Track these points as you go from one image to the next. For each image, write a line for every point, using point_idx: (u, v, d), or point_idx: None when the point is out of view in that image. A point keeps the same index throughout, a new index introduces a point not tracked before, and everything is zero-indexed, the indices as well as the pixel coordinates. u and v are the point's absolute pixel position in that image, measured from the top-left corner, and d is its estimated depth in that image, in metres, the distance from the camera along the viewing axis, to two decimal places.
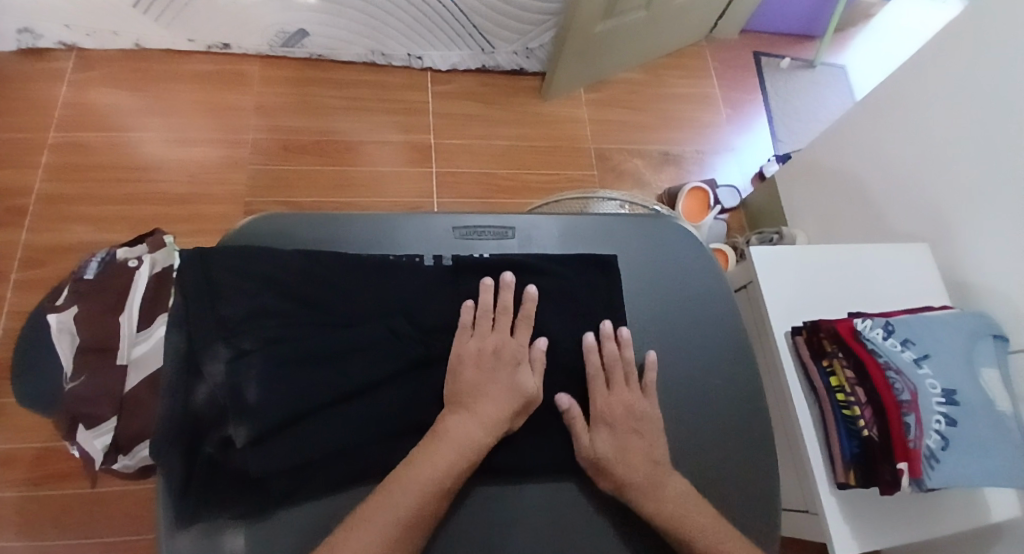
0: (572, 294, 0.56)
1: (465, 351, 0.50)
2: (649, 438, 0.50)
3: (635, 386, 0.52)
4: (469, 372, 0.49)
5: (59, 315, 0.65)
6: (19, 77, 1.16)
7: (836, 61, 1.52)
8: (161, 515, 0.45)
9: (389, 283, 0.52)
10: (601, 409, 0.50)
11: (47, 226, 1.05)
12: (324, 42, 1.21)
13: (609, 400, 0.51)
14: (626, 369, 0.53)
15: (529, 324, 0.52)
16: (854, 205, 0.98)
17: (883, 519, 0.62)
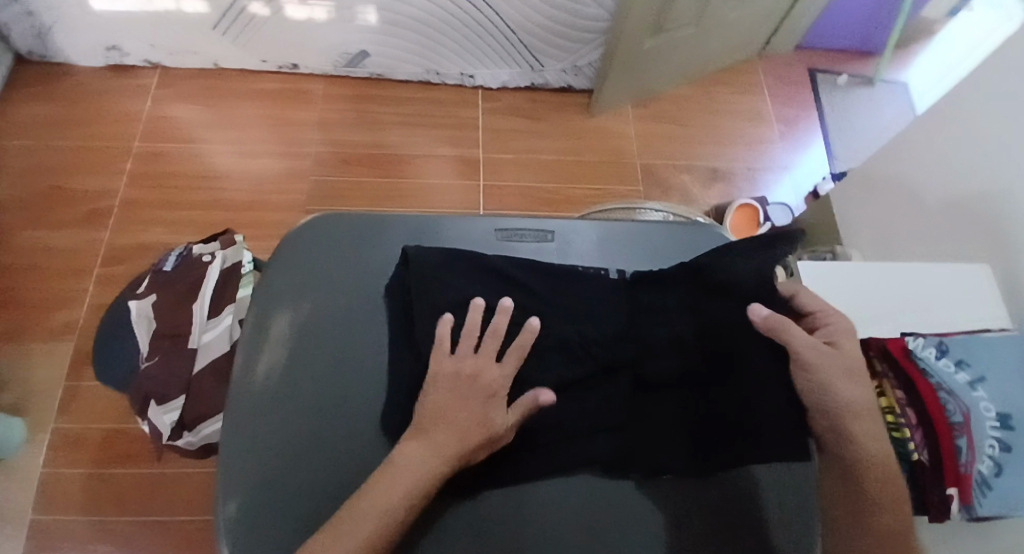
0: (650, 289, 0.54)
1: (439, 371, 0.47)
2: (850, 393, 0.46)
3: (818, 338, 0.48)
4: (438, 394, 0.46)
5: (140, 303, 0.73)
6: (108, 91, 1.29)
7: (897, 78, 1.47)
8: (218, 475, 0.46)
9: (429, 272, 0.51)
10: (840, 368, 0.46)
11: (127, 227, 1.15)
12: (383, 61, 1.28)
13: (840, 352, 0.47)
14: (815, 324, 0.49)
15: (521, 352, 0.48)
16: (913, 223, 0.94)
17: None
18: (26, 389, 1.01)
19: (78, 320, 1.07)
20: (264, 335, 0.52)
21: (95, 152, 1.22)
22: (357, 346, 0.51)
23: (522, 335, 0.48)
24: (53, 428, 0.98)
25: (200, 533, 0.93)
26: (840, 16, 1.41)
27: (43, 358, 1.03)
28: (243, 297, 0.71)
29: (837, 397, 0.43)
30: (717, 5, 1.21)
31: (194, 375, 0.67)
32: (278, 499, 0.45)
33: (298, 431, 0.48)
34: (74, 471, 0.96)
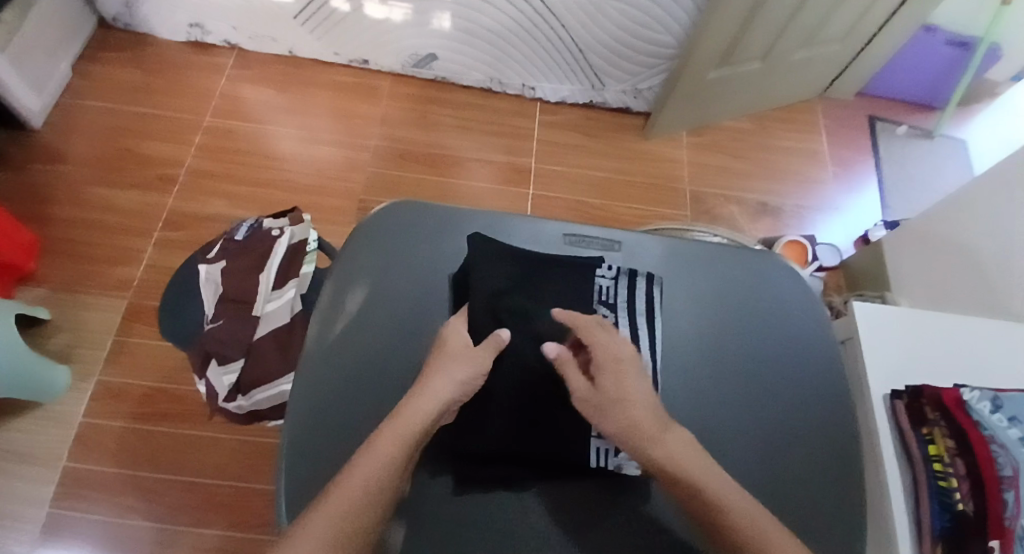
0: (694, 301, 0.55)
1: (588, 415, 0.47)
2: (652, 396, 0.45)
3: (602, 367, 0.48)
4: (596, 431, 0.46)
5: (209, 268, 0.76)
6: (186, 66, 1.34)
7: (956, 134, 1.46)
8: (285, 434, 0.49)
9: (492, 261, 0.55)
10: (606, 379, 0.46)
11: (190, 196, 1.19)
12: (450, 65, 1.32)
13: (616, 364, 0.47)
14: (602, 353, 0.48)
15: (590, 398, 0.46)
16: (966, 277, 0.93)
17: None
18: (76, 338, 1.05)
19: (133, 278, 1.11)
20: (339, 310, 0.55)
21: (168, 122, 1.27)
22: (421, 330, 0.55)
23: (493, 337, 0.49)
24: (97, 379, 1.02)
25: (227, 499, 0.95)
26: (905, 67, 1.41)
27: (95, 311, 1.07)
28: (307, 272, 0.73)
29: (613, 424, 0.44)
30: (786, 44, 1.22)
31: (254, 340, 0.70)
32: (333, 458, 0.48)
33: (361, 399, 0.51)
34: (112, 424, 0.99)
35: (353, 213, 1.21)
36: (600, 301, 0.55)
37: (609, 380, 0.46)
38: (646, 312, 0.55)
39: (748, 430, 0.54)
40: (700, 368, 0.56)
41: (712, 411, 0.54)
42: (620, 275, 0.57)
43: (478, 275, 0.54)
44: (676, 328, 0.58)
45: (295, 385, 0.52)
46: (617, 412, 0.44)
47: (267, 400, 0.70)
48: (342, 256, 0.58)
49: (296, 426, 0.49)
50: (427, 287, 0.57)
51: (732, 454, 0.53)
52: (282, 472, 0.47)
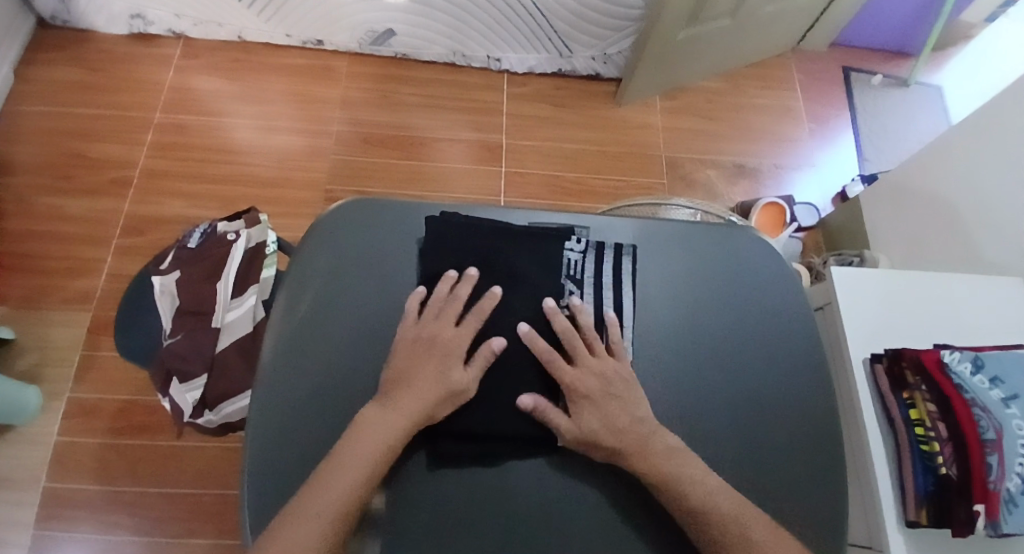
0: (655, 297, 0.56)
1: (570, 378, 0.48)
2: (626, 400, 0.48)
3: (600, 352, 0.50)
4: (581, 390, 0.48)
5: (163, 279, 0.72)
6: (130, 58, 1.27)
7: (931, 81, 1.44)
8: (246, 447, 0.47)
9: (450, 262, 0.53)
10: (572, 381, 0.48)
11: (147, 198, 1.14)
12: (409, 41, 1.26)
13: (579, 373, 0.49)
14: (588, 339, 0.51)
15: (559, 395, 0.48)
16: (946, 230, 0.92)
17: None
18: (43, 356, 1.01)
19: (95, 289, 1.07)
20: (295, 313, 0.52)
21: (116, 121, 1.21)
22: (382, 332, 0.52)
23: (484, 300, 0.51)
24: (68, 397, 0.99)
25: (214, 506, 0.94)
26: (878, 13, 1.37)
27: (60, 326, 1.04)
28: (267, 277, 0.71)
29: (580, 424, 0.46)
30: None
31: (217, 353, 0.67)
32: (298, 479, 0.46)
33: (324, 412, 0.49)
34: (88, 441, 0.96)
35: (320, 204, 1.16)
36: (566, 276, 0.54)
37: (598, 380, 0.48)
38: (613, 289, 0.55)
39: (726, 412, 0.52)
40: (675, 351, 0.54)
41: (690, 394, 0.53)
42: (589, 249, 0.56)
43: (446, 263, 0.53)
44: (648, 312, 0.56)
45: (252, 404, 0.49)
46: (613, 411, 0.47)
47: (237, 412, 0.68)
48: (296, 260, 0.55)
49: (256, 447, 0.47)
50: (385, 287, 0.54)
51: (712, 438, 0.51)
52: (245, 498, 0.45)
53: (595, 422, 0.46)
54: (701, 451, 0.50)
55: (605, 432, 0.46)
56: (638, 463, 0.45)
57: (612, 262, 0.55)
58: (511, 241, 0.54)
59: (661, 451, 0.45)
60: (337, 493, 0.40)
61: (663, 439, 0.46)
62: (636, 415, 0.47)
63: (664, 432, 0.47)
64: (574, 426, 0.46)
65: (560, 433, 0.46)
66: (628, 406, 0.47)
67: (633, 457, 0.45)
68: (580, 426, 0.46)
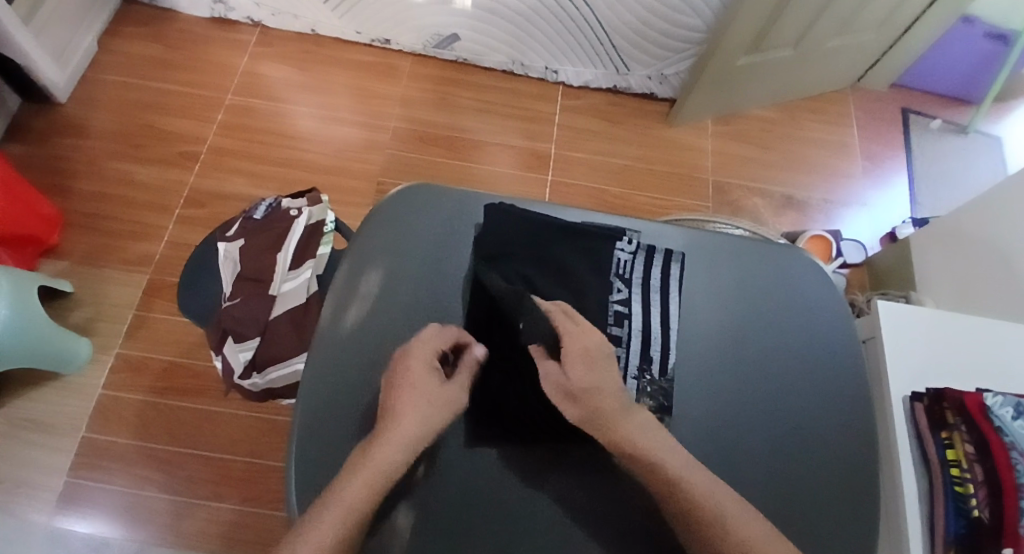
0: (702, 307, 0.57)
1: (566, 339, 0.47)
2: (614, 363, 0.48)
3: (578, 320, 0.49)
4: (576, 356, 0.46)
5: (228, 245, 0.76)
6: (209, 41, 1.35)
7: (992, 130, 1.41)
8: (298, 405, 0.51)
9: (504, 250, 0.55)
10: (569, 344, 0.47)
11: (211, 173, 1.20)
12: (472, 47, 1.31)
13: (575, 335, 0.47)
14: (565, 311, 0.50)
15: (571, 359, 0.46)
16: (996, 279, 0.90)
17: None
18: (98, 311, 1.07)
19: (154, 254, 1.12)
20: (353, 286, 0.56)
21: (190, 98, 1.28)
22: (433, 312, 0.55)
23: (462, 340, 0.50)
24: (117, 352, 1.04)
25: (242, 472, 0.97)
26: (943, 58, 1.36)
27: (117, 284, 1.09)
28: (323, 254, 0.75)
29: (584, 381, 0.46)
30: (820, 31, 1.18)
31: (270, 320, 0.70)
32: (343, 447, 0.49)
33: (372, 387, 0.52)
34: (132, 395, 1.01)
35: (372, 195, 1.21)
36: (615, 275, 0.56)
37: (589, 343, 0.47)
38: (660, 291, 0.56)
39: (763, 427, 0.53)
40: (717, 361, 0.55)
41: (728, 405, 0.54)
42: (639, 250, 0.57)
43: (501, 250, 0.55)
44: (693, 319, 0.57)
45: (305, 374, 0.52)
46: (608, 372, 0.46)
47: (282, 379, 0.72)
48: (357, 241, 0.58)
49: (307, 414, 0.50)
50: (438, 273, 0.57)
51: (748, 451, 0.52)
52: (292, 461, 0.48)
53: (586, 380, 0.45)
54: (735, 462, 0.51)
55: (599, 389, 0.45)
56: (613, 431, 0.43)
57: (661, 267, 0.56)
58: (565, 237, 0.56)
59: (634, 424, 0.44)
60: (368, 480, 0.39)
61: (634, 412, 0.45)
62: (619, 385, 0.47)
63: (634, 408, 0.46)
64: (562, 375, 0.46)
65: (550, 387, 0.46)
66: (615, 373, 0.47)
67: (608, 426, 0.44)
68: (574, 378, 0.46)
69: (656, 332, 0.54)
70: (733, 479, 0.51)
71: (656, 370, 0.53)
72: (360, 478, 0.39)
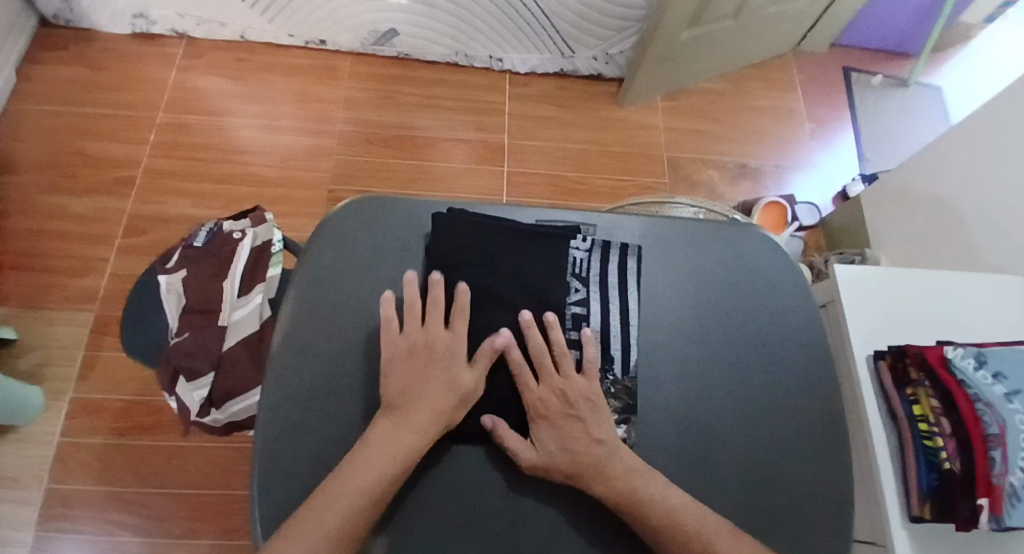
0: (657, 296, 0.57)
1: (535, 400, 0.49)
2: (592, 423, 0.48)
3: (568, 372, 0.50)
4: (543, 430, 0.47)
5: (170, 278, 0.74)
6: (134, 58, 1.27)
7: (931, 81, 1.44)
8: (255, 437, 0.48)
9: (458, 260, 0.53)
10: (534, 403, 0.49)
11: (151, 198, 1.14)
12: (412, 42, 1.27)
13: (541, 394, 0.49)
14: (558, 358, 0.51)
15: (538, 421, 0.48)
16: (946, 230, 0.93)
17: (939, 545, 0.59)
18: (48, 354, 1.01)
19: (100, 289, 1.07)
20: (304, 308, 0.53)
21: (120, 120, 1.21)
22: (387, 329, 0.53)
23: (456, 295, 0.51)
24: (74, 396, 0.99)
25: (217, 508, 0.94)
26: (880, 14, 1.38)
27: (64, 324, 1.04)
28: (273, 276, 0.74)
29: (545, 452, 0.46)
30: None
31: (223, 351, 0.69)
32: (309, 487, 0.47)
33: (332, 417, 0.49)
34: (93, 438, 0.96)
35: (323, 204, 1.17)
36: (572, 275, 0.55)
37: (560, 400, 0.49)
38: (618, 288, 0.55)
39: (733, 412, 0.52)
40: (682, 349, 0.55)
41: (697, 391, 0.53)
42: (594, 247, 0.56)
43: (449, 260, 0.53)
44: (654, 309, 0.56)
45: (260, 414, 0.49)
46: (574, 436, 0.47)
47: (243, 410, 0.71)
48: (302, 262, 0.55)
49: (266, 455, 0.47)
50: (390, 291, 0.55)
51: (719, 436, 0.51)
52: (257, 509, 0.46)
53: (551, 444, 0.46)
54: (712, 449, 0.51)
55: (566, 454, 0.46)
56: (598, 488, 0.44)
57: (618, 258, 0.56)
58: (517, 240, 0.54)
59: (622, 472, 0.45)
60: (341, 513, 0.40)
61: (624, 461, 0.46)
62: (594, 437, 0.47)
63: (625, 453, 0.46)
64: (532, 451, 0.46)
65: (518, 458, 0.46)
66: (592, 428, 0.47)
67: (589, 484, 0.45)
68: (540, 450, 0.46)
69: (616, 332, 0.53)
70: (706, 466, 0.50)
71: (618, 370, 0.52)
72: (337, 500, 0.41)
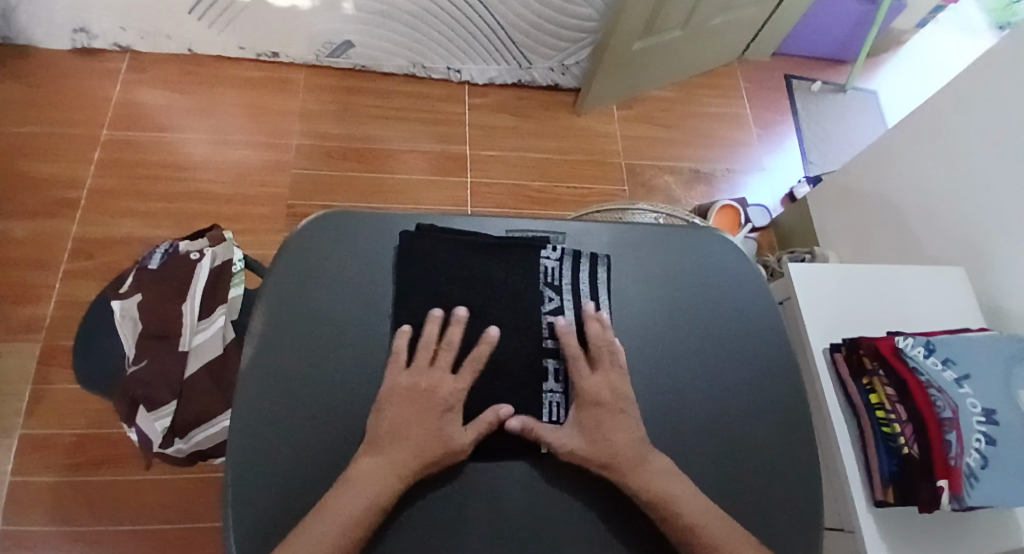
0: (628, 300, 0.58)
1: (584, 385, 0.50)
2: (634, 418, 0.49)
3: (621, 368, 0.51)
4: (586, 420, 0.49)
5: (123, 302, 0.71)
6: (73, 73, 1.21)
7: (866, 86, 1.54)
8: (228, 457, 0.47)
9: (430, 268, 0.54)
10: (585, 391, 0.50)
11: (98, 219, 1.09)
12: (368, 54, 1.26)
13: (592, 382, 0.50)
14: (611, 351, 0.52)
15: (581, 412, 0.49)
16: (889, 228, 0.99)
17: (904, 530, 0.64)
18: None
19: (44, 317, 1.01)
20: (274, 322, 0.53)
21: (61, 138, 1.15)
22: (360, 341, 0.53)
23: (451, 327, 0.51)
24: (19, 433, 0.93)
25: (181, 541, 0.89)
26: (817, 25, 1.46)
27: (5, 357, 0.97)
28: (234, 297, 0.73)
29: (587, 441, 0.47)
30: (705, 9, 1.23)
31: (185, 378, 0.67)
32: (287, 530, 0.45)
33: (305, 434, 0.48)
34: (41, 478, 0.90)
35: (282, 219, 1.14)
36: (545, 284, 0.56)
37: (611, 392, 0.50)
38: (591, 295, 0.56)
39: (706, 407, 0.54)
40: (656, 351, 0.56)
41: (674, 393, 0.55)
42: (565, 256, 0.57)
43: (423, 278, 0.54)
44: (627, 313, 0.58)
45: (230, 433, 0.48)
46: (615, 428, 0.48)
47: (209, 438, 0.69)
48: (271, 277, 0.55)
49: (238, 504, 0.45)
50: (361, 319, 0.54)
51: (697, 436, 0.53)
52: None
53: (592, 432, 0.48)
54: (688, 445, 0.52)
55: (604, 440, 0.47)
56: (632, 482, 0.45)
57: (590, 258, 0.57)
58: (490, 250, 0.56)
59: (657, 469, 0.46)
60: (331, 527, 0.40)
61: (659, 461, 0.47)
62: (635, 435, 0.48)
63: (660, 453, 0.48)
64: (570, 439, 0.48)
65: (556, 446, 0.47)
66: (627, 426, 0.48)
67: (626, 474, 0.46)
68: (572, 442, 0.47)
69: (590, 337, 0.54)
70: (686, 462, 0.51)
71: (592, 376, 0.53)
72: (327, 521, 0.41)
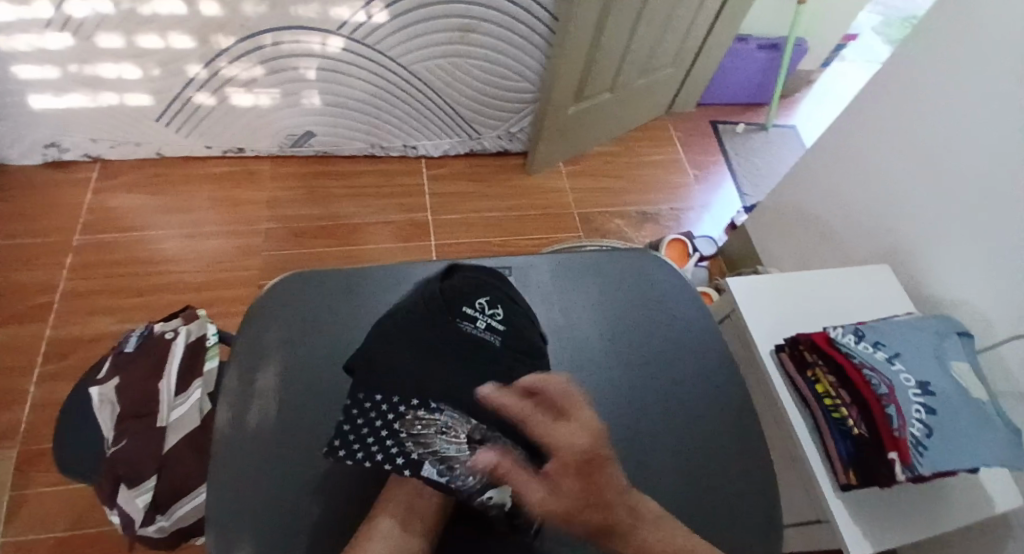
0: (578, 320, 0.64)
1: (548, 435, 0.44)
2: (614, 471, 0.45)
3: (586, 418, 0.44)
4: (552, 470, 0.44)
5: (100, 388, 0.74)
6: (45, 186, 1.27)
7: (785, 123, 1.70)
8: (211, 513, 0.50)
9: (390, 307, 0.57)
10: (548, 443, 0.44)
11: (73, 320, 1.11)
12: (329, 140, 1.36)
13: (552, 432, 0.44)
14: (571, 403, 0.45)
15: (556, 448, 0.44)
16: (820, 240, 1.08)
17: (882, 513, 0.66)
18: None
19: (19, 423, 1.00)
20: (247, 382, 0.56)
21: (33, 248, 1.19)
22: (330, 391, 0.57)
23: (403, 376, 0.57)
24: None
25: None
26: (731, 76, 1.64)
27: None
28: (211, 370, 0.75)
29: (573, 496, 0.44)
30: (628, 73, 1.39)
31: (164, 453, 0.68)
32: None
33: (286, 484, 0.51)
34: None
35: None
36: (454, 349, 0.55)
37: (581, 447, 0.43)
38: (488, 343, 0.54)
39: (664, 410, 0.60)
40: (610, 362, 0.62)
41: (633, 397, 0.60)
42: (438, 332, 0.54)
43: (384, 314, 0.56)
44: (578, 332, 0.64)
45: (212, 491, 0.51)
46: (596, 484, 0.43)
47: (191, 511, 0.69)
48: (243, 340, 0.59)
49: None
50: (329, 370, 0.58)
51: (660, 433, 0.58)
52: None
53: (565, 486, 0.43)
54: (653, 441, 0.57)
55: (582, 496, 0.43)
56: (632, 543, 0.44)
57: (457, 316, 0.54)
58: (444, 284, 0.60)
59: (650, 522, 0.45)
60: None
61: (648, 509, 0.45)
62: (620, 490, 0.44)
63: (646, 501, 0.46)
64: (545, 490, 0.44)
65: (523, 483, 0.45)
66: (613, 485, 0.44)
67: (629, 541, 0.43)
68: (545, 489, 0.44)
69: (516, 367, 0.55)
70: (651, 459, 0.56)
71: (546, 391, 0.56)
72: None
